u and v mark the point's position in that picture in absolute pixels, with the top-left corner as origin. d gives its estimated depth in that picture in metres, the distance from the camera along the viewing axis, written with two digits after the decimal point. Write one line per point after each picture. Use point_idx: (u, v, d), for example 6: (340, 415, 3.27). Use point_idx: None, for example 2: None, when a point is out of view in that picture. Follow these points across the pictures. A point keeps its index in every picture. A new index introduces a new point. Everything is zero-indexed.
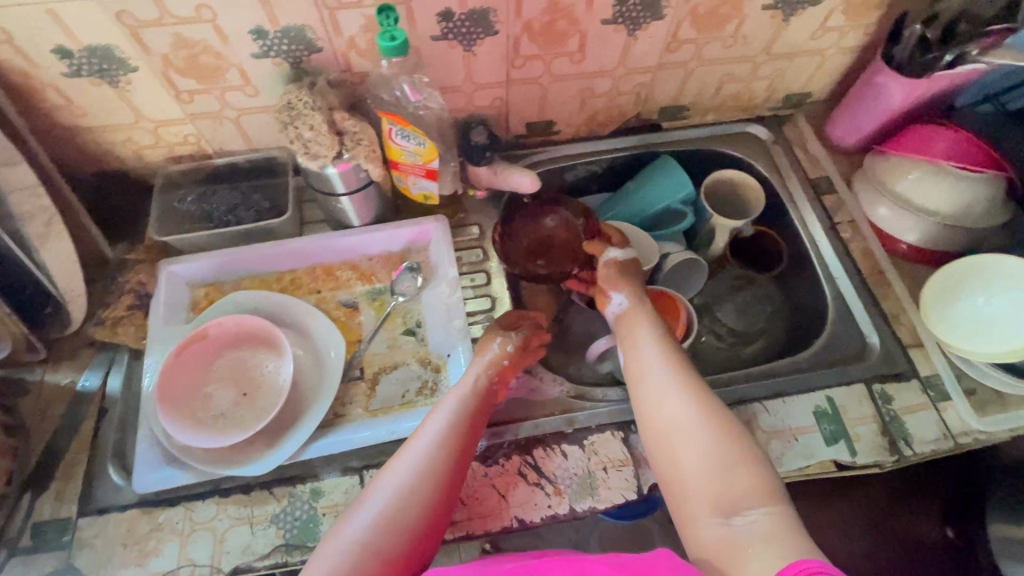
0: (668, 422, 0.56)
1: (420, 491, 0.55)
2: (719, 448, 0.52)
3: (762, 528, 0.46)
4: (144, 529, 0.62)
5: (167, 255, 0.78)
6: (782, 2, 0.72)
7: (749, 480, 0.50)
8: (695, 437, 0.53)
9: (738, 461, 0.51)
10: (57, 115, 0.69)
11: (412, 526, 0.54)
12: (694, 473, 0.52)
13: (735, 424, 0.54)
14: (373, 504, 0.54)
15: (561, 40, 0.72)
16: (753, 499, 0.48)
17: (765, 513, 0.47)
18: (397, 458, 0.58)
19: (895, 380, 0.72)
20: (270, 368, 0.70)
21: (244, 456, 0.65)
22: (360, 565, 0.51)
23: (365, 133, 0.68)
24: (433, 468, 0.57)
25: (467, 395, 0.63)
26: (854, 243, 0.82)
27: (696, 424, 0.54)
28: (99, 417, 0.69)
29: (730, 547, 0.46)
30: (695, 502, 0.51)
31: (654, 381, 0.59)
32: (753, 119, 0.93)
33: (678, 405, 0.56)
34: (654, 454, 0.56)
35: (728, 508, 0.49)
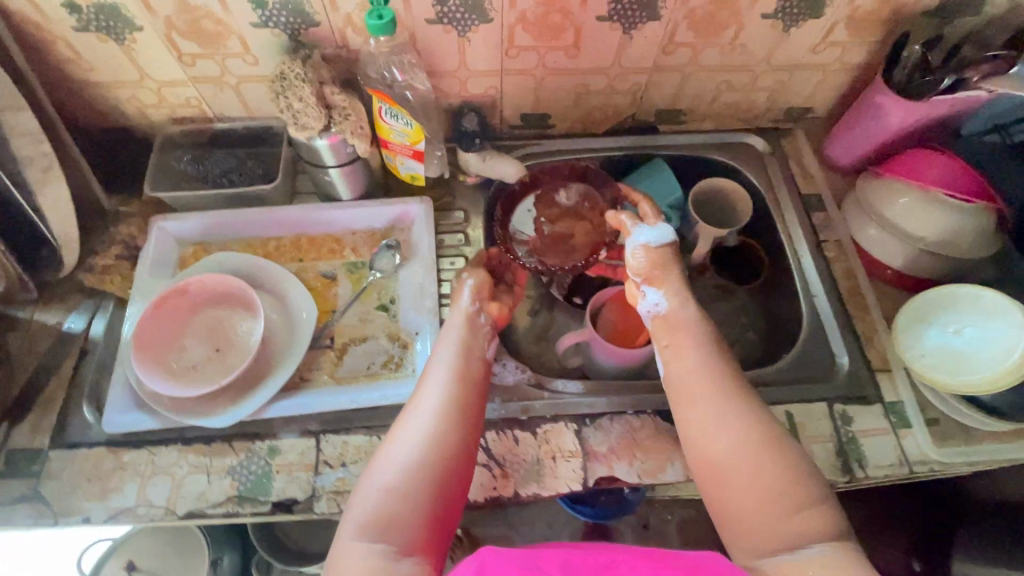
0: (734, 449, 0.54)
1: (433, 451, 0.55)
2: (780, 481, 0.52)
3: (823, 561, 0.48)
4: (108, 467, 0.66)
5: (160, 211, 0.81)
6: (782, 13, 0.72)
7: (810, 519, 0.51)
8: (763, 469, 0.53)
9: (799, 495, 0.52)
10: (67, 67, 0.72)
11: (434, 490, 0.54)
12: (755, 505, 0.52)
13: (798, 453, 0.54)
14: (389, 469, 0.54)
15: (555, 33, 0.73)
16: (817, 538, 0.50)
17: (825, 550, 0.49)
18: (404, 421, 0.58)
19: (858, 403, 0.71)
20: (244, 328, 0.72)
21: (210, 408, 0.68)
22: (388, 530, 0.51)
23: (352, 108, 0.70)
24: (442, 427, 0.57)
25: (456, 349, 0.64)
26: (836, 262, 0.81)
27: (766, 455, 0.53)
28: (80, 358, 0.72)
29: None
30: (755, 535, 0.51)
31: (713, 407, 0.57)
32: (752, 130, 0.92)
33: (749, 433, 0.55)
34: (704, 478, 0.55)
35: (792, 544, 0.50)
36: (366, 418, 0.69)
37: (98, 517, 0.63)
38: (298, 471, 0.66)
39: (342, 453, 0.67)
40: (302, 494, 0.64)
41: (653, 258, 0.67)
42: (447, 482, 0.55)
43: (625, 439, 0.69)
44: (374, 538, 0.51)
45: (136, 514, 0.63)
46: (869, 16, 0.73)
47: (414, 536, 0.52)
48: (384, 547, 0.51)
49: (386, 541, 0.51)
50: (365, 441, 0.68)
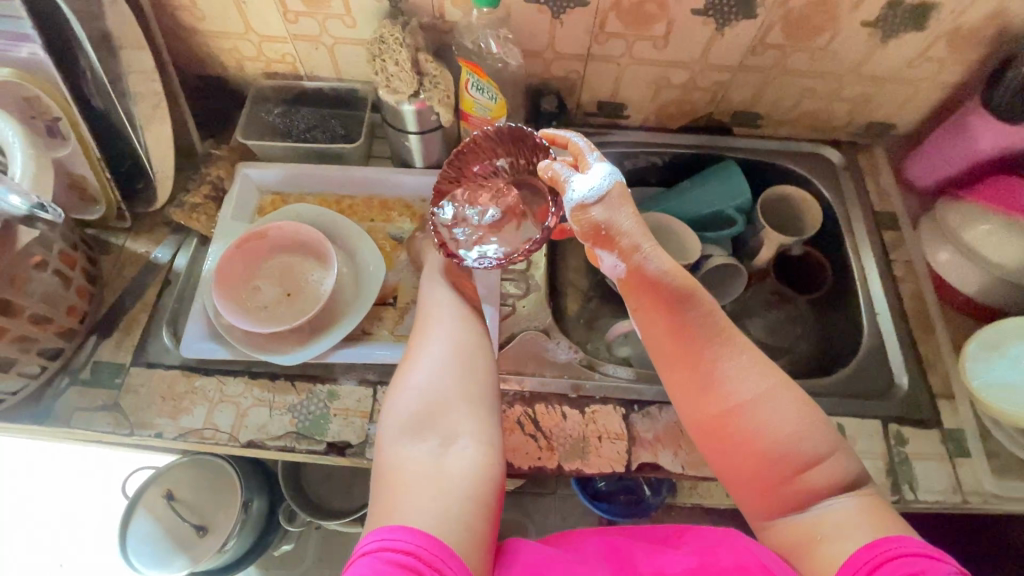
0: (737, 410, 0.53)
1: (458, 352, 0.59)
2: (796, 431, 0.52)
3: (839, 516, 0.50)
4: (181, 389, 0.70)
5: (247, 159, 0.85)
6: (883, 22, 0.71)
7: (825, 470, 0.51)
8: (773, 424, 0.52)
9: (813, 438, 0.52)
10: (181, 14, 0.77)
11: (468, 384, 0.57)
12: (769, 466, 0.52)
13: (802, 397, 0.53)
14: (416, 377, 0.57)
15: (646, 23, 0.73)
16: (832, 488, 0.51)
17: (843, 500, 0.51)
18: (421, 339, 0.61)
19: (914, 425, 0.70)
20: (315, 277, 0.76)
21: (277, 346, 0.71)
22: (433, 424, 0.54)
23: (442, 78, 0.73)
24: (459, 332, 0.61)
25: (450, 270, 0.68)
26: (904, 282, 0.80)
27: (772, 408, 0.52)
28: (163, 286, 0.77)
29: (811, 540, 0.49)
30: (772, 495, 0.52)
31: (719, 367, 0.54)
32: (829, 142, 0.91)
33: (751, 388, 0.53)
34: (714, 444, 0.54)
35: (809, 497, 0.51)
36: None
37: (169, 434, 0.67)
38: (353, 417, 0.69)
39: None
40: (355, 439, 0.68)
41: (601, 216, 0.56)
42: (477, 372, 0.58)
43: (671, 430, 0.69)
44: (418, 438, 0.53)
45: (202, 436, 0.68)
46: (973, 33, 0.71)
47: (460, 424, 0.55)
48: (432, 442, 0.53)
49: (432, 436, 0.54)
50: None
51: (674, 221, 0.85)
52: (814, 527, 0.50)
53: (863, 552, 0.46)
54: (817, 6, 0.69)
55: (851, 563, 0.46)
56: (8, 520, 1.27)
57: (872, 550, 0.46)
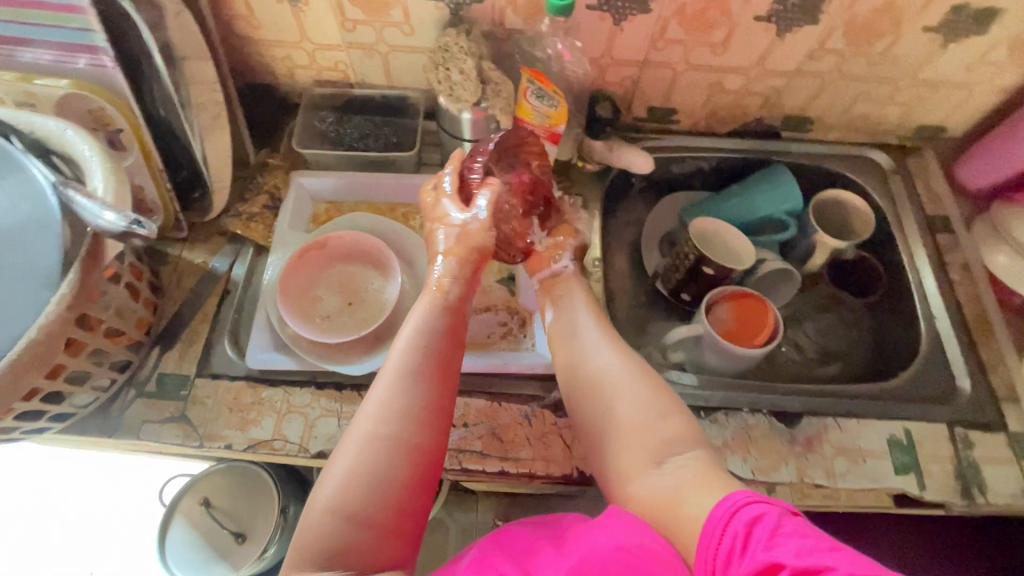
0: (596, 378, 0.63)
1: (391, 467, 0.53)
2: (652, 402, 0.59)
3: (687, 472, 0.54)
4: (248, 400, 0.70)
5: (300, 167, 0.85)
6: (945, 27, 0.71)
7: (672, 427, 0.58)
8: (623, 389, 0.61)
9: (668, 412, 0.59)
10: (240, 24, 0.77)
11: (392, 508, 0.52)
12: (625, 424, 0.59)
13: (648, 370, 0.63)
14: (340, 488, 0.52)
15: (707, 29, 0.73)
16: (677, 445, 0.57)
17: (687, 457, 0.56)
18: (360, 431, 0.55)
19: (981, 429, 0.70)
20: (376, 286, 0.75)
21: (342, 356, 0.71)
22: (344, 555, 0.50)
23: (505, 86, 0.72)
24: (402, 439, 0.54)
25: (422, 347, 0.60)
26: (961, 285, 0.80)
27: (622, 377, 0.62)
28: (223, 296, 0.77)
29: (665, 495, 0.53)
30: (631, 457, 0.57)
31: (586, 341, 0.66)
32: (877, 145, 0.91)
33: (603, 360, 0.64)
34: (581, 407, 0.63)
35: (659, 456, 0.56)
36: (488, 384, 0.72)
37: (239, 446, 0.67)
38: None
39: (465, 414, 0.70)
40: None
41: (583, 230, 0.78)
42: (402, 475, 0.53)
43: (741, 436, 0.69)
44: (324, 565, 0.50)
45: (272, 447, 0.67)
46: None
47: (373, 560, 0.50)
48: (336, 574, 0.49)
49: (339, 567, 0.50)
50: (487, 405, 0.71)
51: (722, 224, 0.84)
52: (667, 489, 0.54)
53: (715, 511, 0.49)
54: (880, 12, 0.70)
55: (707, 524, 0.49)
56: (43, 531, 1.26)
57: (721, 507, 0.49)
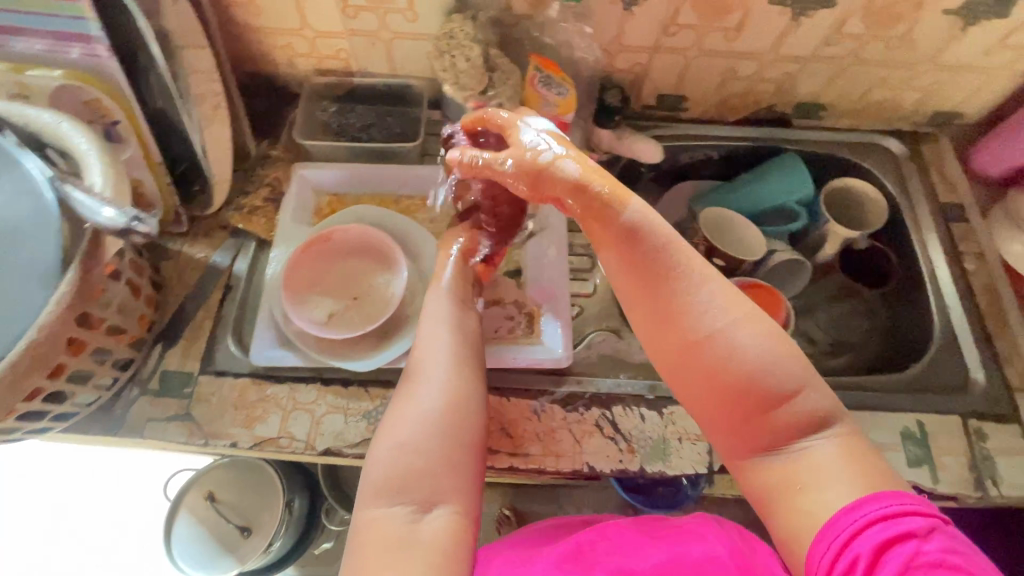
0: (696, 335, 0.49)
1: (447, 404, 0.54)
2: (778, 369, 0.47)
3: (812, 459, 0.46)
4: (253, 398, 0.69)
5: (302, 159, 0.83)
6: (966, 10, 0.69)
7: (805, 405, 0.47)
8: (744, 353, 0.47)
9: (793, 380, 0.47)
10: (237, 10, 0.75)
11: (452, 441, 0.53)
12: (733, 394, 0.48)
13: (777, 334, 0.48)
14: (402, 428, 0.53)
15: (721, 13, 0.71)
16: (808, 428, 0.47)
17: (823, 439, 0.47)
18: (413, 384, 0.56)
19: (994, 421, 0.70)
20: (381, 281, 0.74)
21: (348, 353, 0.70)
22: (411, 485, 0.50)
23: (512, 74, 0.70)
24: (451, 384, 0.56)
25: (456, 305, 0.63)
26: (976, 275, 0.79)
27: (747, 333, 0.48)
28: (225, 292, 0.75)
29: (790, 484, 0.46)
30: (736, 434, 0.49)
31: (686, 292, 0.50)
32: (890, 132, 0.89)
33: (715, 316, 0.48)
34: (676, 373, 0.50)
35: (776, 441, 0.47)
36: (497, 379, 0.71)
37: (245, 443, 0.67)
38: None
39: None
40: None
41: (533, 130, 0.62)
42: (461, 416, 0.54)
43: None
44: (394, 499, 0.49)
45: (279, 445, 0.67)
46: None
47: (441, 485, 0.50)
48: (407, 504, 0.49)
49: (409, 498, 0.49)
50: (495, 402, 0.69)
51: (739, 216, 0.83)
52: (792, 475, 0.46)
53: (840, 518, 0.44)
54: None
55: (822, 530, 0.44)
56: (49, 526, 1.26)
57: (847, 516, 0.43)
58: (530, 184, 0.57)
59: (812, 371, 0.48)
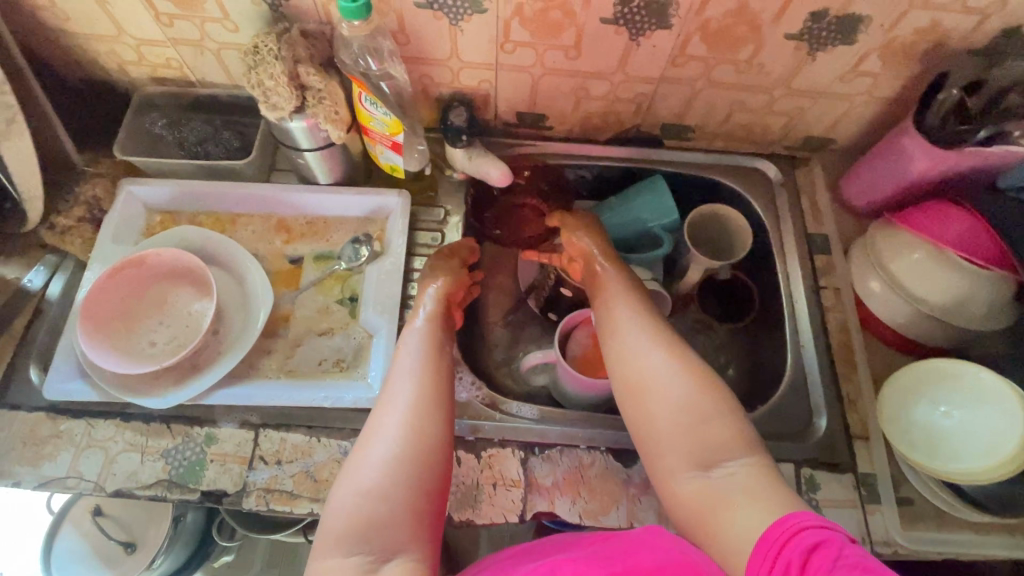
0: (640, 375, 0.58)
1: (406, 445, 0.55)
2: (702, 407, 0.54)
3: (740, 480, 0.50)
4: (45, 433, 0.65)
5: (134, 174, 0.79)
6: (808, 35, 0.64)
7: (727, 428, 0.53)
8: (670, 385, 0.56)
9: (716, 418, 0.54)
10: (43, 15, 0.69)
11: (414, 484, 0.53)
12: (673, 422, 0.55)
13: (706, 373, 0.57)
14: (364, 471, 0.53)
15: (554, 31, 0.66)
16: (730, 451, 0.52)
17: (741, 464, 0.51)
18: (374, 424, 0.57)
19: (828, 469, 0.66)
20: (198, 308, 0.70)
21: (150, 387, 0.66)
22: (370, 535, 0.50)
23: (329, 91, 0.66)
24: (414, 426, 0.56)
25: (422, 347, 0.64)
26: (832, 312, 0.75)
27: (673, 374, 0.57)
28: (33, 317, 0.71)
29: (715, 500, 0.50)
30: (672, 457, 0.54)
31: (631, 339, 0.61)
32: (764, 154, 0.85)
33: (653, 358, 0.58)
34: (628, 409, 0.58)
35: (707, 461, 0.52)
36: (309, 416, 0.67)
37: (28, 484, 0.63)
38: (231, 463, 0.64)
39: (278, 451, 0.65)
40: (232, 488, 0.63)
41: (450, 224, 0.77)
42: (419, 458, 0.54)
43: (572, 475, 0.65)
44: (352, 547, 0.50)
45: (65, 485, 0.63)
46: (907, 48, 0.65)
47: (399, 533, 0.51)
48: (364, 554, 0.50)
49: (366, 547, 0.50)
50: (304, 441, 0.66)
51: None
52: (707, 500, 0.51)
53: (773, 529, 0.45)
54: (736, 18, 0.63)
55: (761, 543, 0.45)
56: None
57: (780, 526, 0.45)
58: (606, 286, 0.68)
59: (741, 411, 0.55)
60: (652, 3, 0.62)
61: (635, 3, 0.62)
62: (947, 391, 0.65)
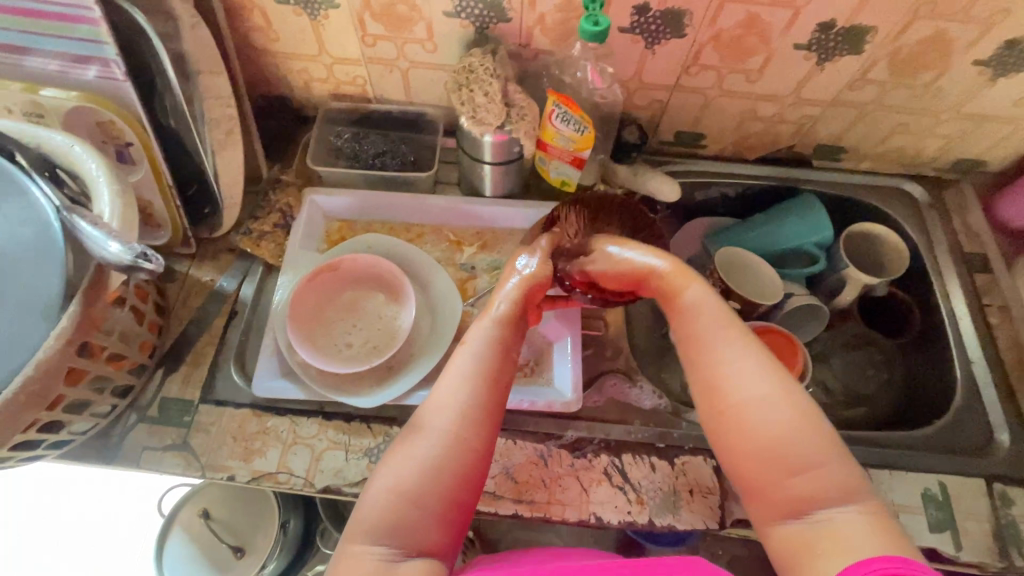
0: (729, 396, 0.51)
1: (448, 455, 0.52)
2: (802, 441, 0.48)
3: (842, 532, 0.44)
4: (252, 430, 0.67)
5: (313, 184, 0.82)
6: (995, 61, 0.67)
7: (826, 470, 0.47)
8: (771, 420, 0.49)
9: (819, 455, 0.47)
10: (255, 36, 0.74)
11: (443, 495, 0.50)
12: (766, 462, 0.48)
13: (811, 409, 0.50)
14: (410, 465, 0.51)
15: (744, 56, 0.70)
16: (831, 496, 0.46)
17: (846, 513, 0.45)
18: (420, 421, 0.54)
19: (1019, 485, 0.67)
20: (388, 312, 0.73)
21: (351, 387, 0.69)
22: (397, 532, 0.49)
23: (530, 109, 0.70)
24: (459, 435, 0.53)
25: (485, 349, 0.58)
26: (999, 329, 0.76)
27: (775, 409, 0.49)
28: (229, 318, 0.74)
29: (806, 548, 0.45)
30: (759, 492, 0.48)
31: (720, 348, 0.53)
32: (909, 176, 0.88)
33: (754, 388, 0.50)
34: (714, 438, 0.52)
35: (801, 506, 0.47)
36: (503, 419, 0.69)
37: (242, 478, 0.65)
38: None
39: None
40: None
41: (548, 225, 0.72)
42: (459, 466, 0.52)
43: None
44: (378, 538, 0.49)
45: (277, 480, 0.65)
46: None
47: (422, 534, 0.49)
48: (388, 547, 0.49)
49: (390, 541, 0.49)
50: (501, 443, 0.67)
51: (757, 259, 0.81)
52: (805, 547, 0.45)
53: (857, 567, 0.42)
54: (930, 44, 0.66)
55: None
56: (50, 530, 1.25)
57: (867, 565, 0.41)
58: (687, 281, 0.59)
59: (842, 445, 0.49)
60: (851, 30, 0.65)
61: (834, 30, 0.66)
62: None
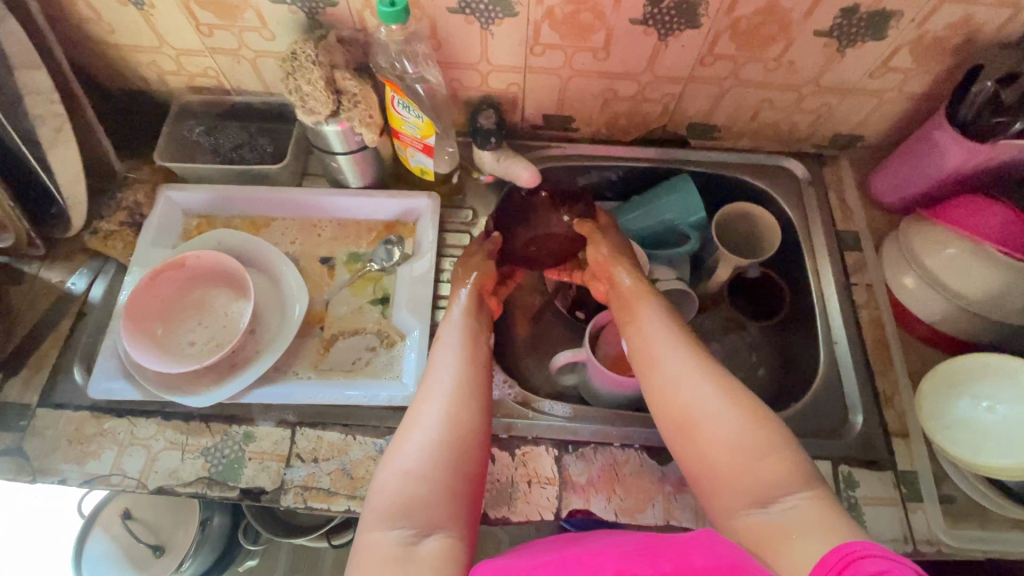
0: (690, 409, 0.55)
1: (447, 433, 0.54)
2: (750, 440, 0.51)
3: (798, 514, 0.46)
4: (89, 432, 0.66)
5: (171, 180, 0.81)
6: (838, 31, 0.65)
7: (779, 463, 0.50)
8: (720, 422, 0.53)
9: (768, 451, 0.50)
10: (89, 28, 0.72)
11: (450, 467, 0.52)
12: (724, 460, 0.51)
13: (753, 402, 0.54)
14: (405, 454, 0.53)
15: (584, 34, 0.67)
16: (785, 485, 0.48)
17: (799, 497, 0.48)
18: (415, 412, 0.57)
19: (865, 467, 0.66)
20: (235, 309, 0.72)
21: (190, 387, 0.67)
22: (410, 509, 0.49)
23: (364, 95, 0.68)
24: (452, 414, 0.56)
25: (461, 339, 0.64)
26: (865, 308, 0.75)
27: (726, 414, 0.53)
28: (77, 319, 0.73)
29: (777, 533, 0.46)
30: (728, 493, 0.51)
31: (672, 366, 0.58)
32: (790, 153, 0.85)
33: (700, 390, 0.55)
34: (677, 444, 0.55)
35: (763, 496, 0.49)
36: (343, 415, 0.68)
37: (74, 481, 0.64)
38: (269, 460, 0.65)
39: (315, 448, 0.66)
40: (270, 485, 0.64)
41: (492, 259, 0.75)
42: (462, 441, 0.54)
43: (607, 472, 0.65)
44: (394, 522, 0.48)
45: (109, 482, 0.64)
46: (937, 42, 0.65)
47: (437, 512, 0.50)
48: (404, 528, 0.48)
49: (408, 522, 0.49)
50: (340, 439, 0.67)
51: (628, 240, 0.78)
52: (779, 531, 0.46)
53: (830, 555, 0.41)
54: (765, 16, 0.64)
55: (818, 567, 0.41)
56: None
57: (837, 552, 0.40)
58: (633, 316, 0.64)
59: (790, 438, 0.52)
60: (682, 3, 0.63)
61: (664, 4, 0.63)
62: (987, 384, 0.66)
